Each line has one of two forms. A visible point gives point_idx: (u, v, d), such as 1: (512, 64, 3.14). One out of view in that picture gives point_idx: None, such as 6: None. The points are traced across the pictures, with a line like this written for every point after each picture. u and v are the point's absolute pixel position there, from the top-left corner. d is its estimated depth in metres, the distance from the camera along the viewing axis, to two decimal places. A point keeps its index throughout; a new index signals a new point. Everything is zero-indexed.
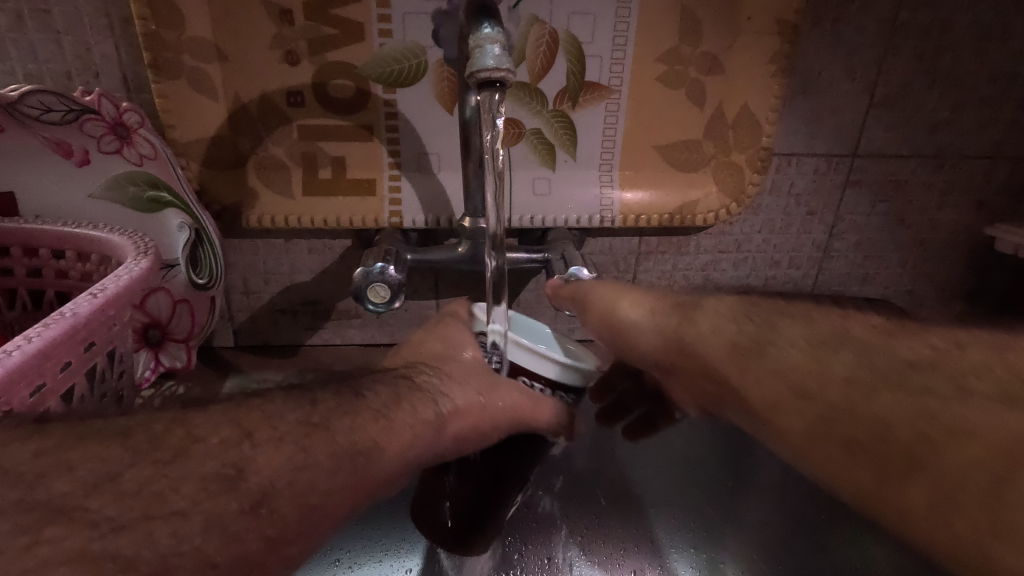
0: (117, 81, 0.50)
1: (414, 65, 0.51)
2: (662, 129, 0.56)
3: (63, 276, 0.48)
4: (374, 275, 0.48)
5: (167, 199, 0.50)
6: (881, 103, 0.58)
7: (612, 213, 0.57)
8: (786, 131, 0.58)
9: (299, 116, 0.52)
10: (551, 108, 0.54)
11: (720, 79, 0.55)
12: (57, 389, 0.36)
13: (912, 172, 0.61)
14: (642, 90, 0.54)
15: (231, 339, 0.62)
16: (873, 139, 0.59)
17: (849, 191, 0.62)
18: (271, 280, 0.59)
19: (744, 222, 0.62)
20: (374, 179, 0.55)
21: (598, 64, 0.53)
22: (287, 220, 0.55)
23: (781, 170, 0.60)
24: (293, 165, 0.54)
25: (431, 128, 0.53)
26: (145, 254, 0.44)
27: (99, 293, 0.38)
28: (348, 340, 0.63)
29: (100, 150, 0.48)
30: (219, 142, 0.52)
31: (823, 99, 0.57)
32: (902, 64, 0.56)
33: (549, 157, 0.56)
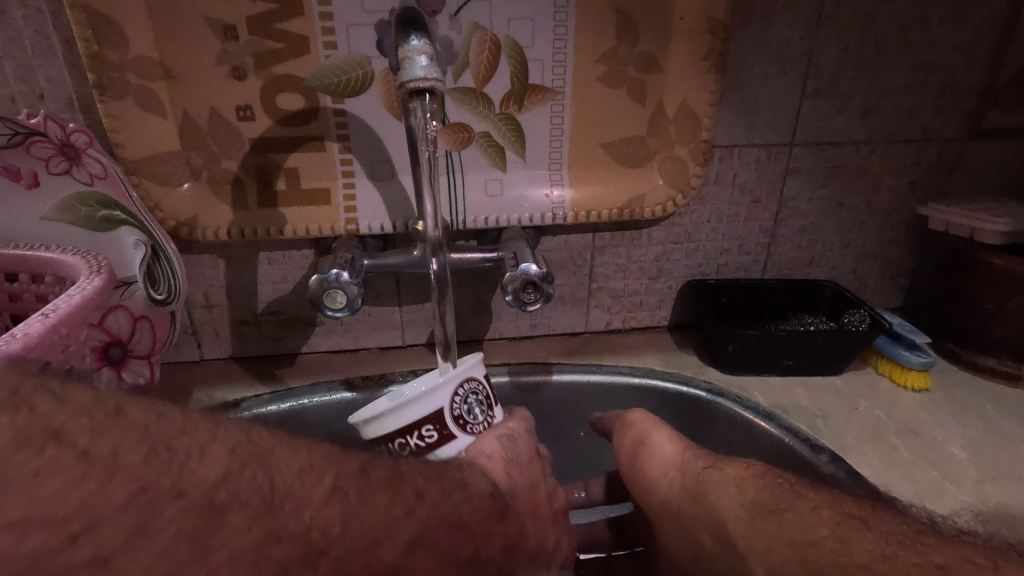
0: (62, 102, 0.50)
1: (361, 75, 0.52)
2: (606, 128, 0.58)
3: (15, 299, 0.48)
4: (330, 281, 0.49)
5: (121, 217, 0.51)
6: (813, 94, 0.61)
7: (564, 210, 0.59)
8: (726, 124, 0.60)
9: (249, 129, 0.53)
10: (499, 111, 0.56)
11: (659, 77, 0.57)
12: None
13: (848, 158, 0.64)
14: (585, 91, 0.56)
15: (196, 353, 0.62)
16: (808, 128, 0.62)
17: (790, 178, 0.64)
18: (233, 292, 0.60)
19: (693, 213, 0.64)
20: (328, 188, 0.56)
21: (541, 67, 0.55)
22: (243, 232, 0.55)
23: (724, 161, 0.62)
24: (249, 179, 0.55)
25: (383, 135, 0.55)
26: (99, 272, 0.45)
27: (52, 313, 0.39)
28: (313, 346, 0.64)
29: (50, 172, 0.48)
30: (171, 158, 0.53)
31: (759, 91, 0.59)
32: (830, 55, 0.59)
33: (499, 159, 0.58)
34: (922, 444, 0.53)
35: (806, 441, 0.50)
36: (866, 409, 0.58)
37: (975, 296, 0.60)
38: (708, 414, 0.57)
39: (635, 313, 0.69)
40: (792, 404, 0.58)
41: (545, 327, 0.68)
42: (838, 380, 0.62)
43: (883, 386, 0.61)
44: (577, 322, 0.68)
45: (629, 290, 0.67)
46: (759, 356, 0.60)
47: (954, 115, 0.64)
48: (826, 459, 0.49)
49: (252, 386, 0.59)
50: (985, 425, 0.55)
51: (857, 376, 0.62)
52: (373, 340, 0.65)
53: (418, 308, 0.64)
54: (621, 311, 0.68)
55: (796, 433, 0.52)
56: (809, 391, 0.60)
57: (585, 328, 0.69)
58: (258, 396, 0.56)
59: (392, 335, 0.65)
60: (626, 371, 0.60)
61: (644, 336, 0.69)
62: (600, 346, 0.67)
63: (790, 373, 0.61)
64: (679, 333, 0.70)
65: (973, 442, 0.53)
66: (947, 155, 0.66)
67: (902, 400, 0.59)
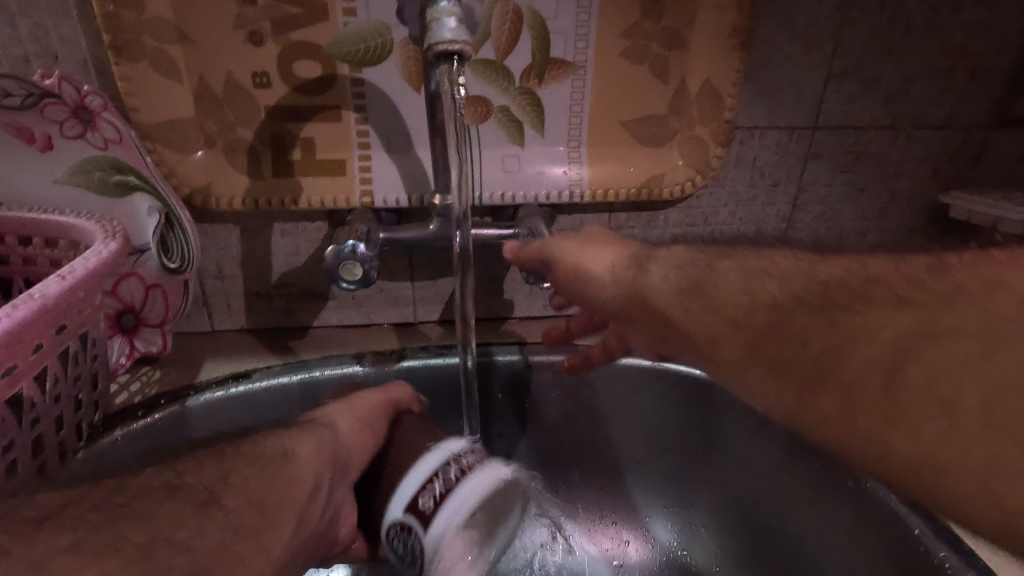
0: (77, 64, 0.49)
1: (380, 44, 0.51)
2: (626, 105, 0.57)
3: (29, 262, 0.48)
4: (345, 252, 0.48)
5: (134, 182, 0.50)
6: (838, 76, 0.59)
7: (581, 188, 0.58)
8: (748, 104, 0.59)
9: (265, 97, 0.52)
10: (518, 85, 0.55)
11: (683, 54, 0.56)
12: (29, 372, 0.36)
13: (870, 143, 0.63)
14: (607, 67, 0.55)
15: (207, 324, 0.62)
16: (832, 111, 0.61)
17: (811, 163, 0.63)
18: (245, 263, 0.59)
19: (710, 194, 0.63)
20: (344, 159, 0.55)
21: (563, 40, 0.53)
22: (257, 202, 0.55)
23: (745, 143, 0.61)
24: (264, 147, 0.54)
25: (400, 106, 0.54)
26: (114, 236, 0.44)
27: (69, 275, 0.38)
28: (324, 320, 0.64)
29: (64, 135, 0.48)
30: (186, 125, 0.52)
31: (784, 72, 0.58)
32: (858, 36, 0.58)
33: (517, 134, 0.57)
34: None
35: None
36: None
37: None
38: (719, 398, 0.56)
39: None
40: None
41: None
42: None
43: None
44: None
45: None
46: None
47: (982, 102, 0.62)
48: None
49: (263, 358, 0.59)
50: None
51: None
52: (384, 316, 0.65)
53: (430, 284, 0.64)
54: None
55: None
56: None
57: None
58: (270, 367, 0.55)
59: (404, 311, 0.65)
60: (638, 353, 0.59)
61: None
62: None
63: None
64: None
65: None
66: (971, 143, 0.64)
67: None
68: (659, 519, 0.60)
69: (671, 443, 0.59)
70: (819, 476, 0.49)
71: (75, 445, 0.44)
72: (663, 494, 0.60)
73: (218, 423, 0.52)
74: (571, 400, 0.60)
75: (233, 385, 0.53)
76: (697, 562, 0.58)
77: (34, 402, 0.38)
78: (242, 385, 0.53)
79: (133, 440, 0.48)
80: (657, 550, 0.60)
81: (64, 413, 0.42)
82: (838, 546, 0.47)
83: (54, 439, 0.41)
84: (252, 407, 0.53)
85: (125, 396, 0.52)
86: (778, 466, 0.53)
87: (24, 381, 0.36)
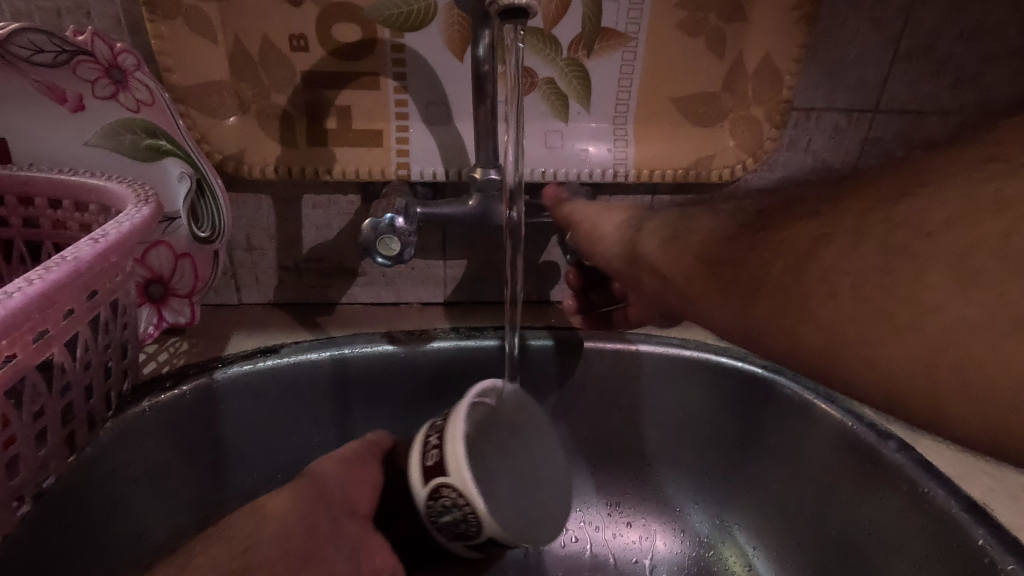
0: (110, 21, 0.47)
1: (422, 8, 0.48)
2: (679, 81, 0.54)
3: (60, 226, 0.47)
4: (382, 225, 0.46)
5: (166, 147, 0.49)
6: (906, 56, 0.55)
7: (626, 168, 0.56)
8: (807, 84, 0.56)
9: (302, 61, 0.50)
10: (566, 56, 0.52)
11: (741, 27, 0.52)
12: (61, 337, 0.35)
13: (934, 129, 0.60)
14: (661, 39, 0.52)
15: (235, 297, 0.61)
16: (896, 94, 0.57)
17: (868, 149, 0.60)
18: (274, 235, 0.58)
19: (759, 179, 0.60)
20: (381, 130, 0.53)
21: (615, 9, 0.50)
22: (290, 171, 0.53)
23: (800, 126, 0.58)
24: (299, 115, 0.52)
25: (441, 75, 0.51)
26: (147, 201, 0.42)
27: (101, 238, 0.37)
28: (353, 297, 0.62)
29: (95, 96, 0.46)
30: (219, 88, 0.50)
31: (848, 49, 0.55)
32: (932, 12, 0.54)
33: (562, 107, 0.54)
34: None
35: (873, 428, 0.48)
36: None
37: None
38: (764, 394, 0.54)
39: None
40: None
41: None
42: None
43: None
44: None
45: None
46: None
47: None
48: (894, 447, 0.46)
49: (291, 333, 0.57)
50: None
51: None
52: (414, 295, 0.63)
53: (463, 264, 0.62)
54: None
55: (862, 419, 0.49)
56: None
57: None
58: (297, 343, 0.54)
59: (434, 291, 0.63)
60: (677, 343, 0.57)
61: None
62: None
63: None
64: None
65: None
66: None
67: None
68: (693, 513, 0.58)
69: (709, 437, 0.57)
70: (870, 477, 0.47)
71: (104, 416, 0.43)
72: (698, 489, 0.59)
73: (245, 399, 0.51)
74: (605, 389, 0.58)
75: (261, 359, 0.51)
76: (729, 562, 0.56)
77: (65, 367, 0.36)
78: (270, 359, 0.51)
79: (161, 412, 0.47)
80: (685, 548, 0.58)
81: (93, 381, 0.41)
82: (888, 546, 0.45)
83: (83, 408, 0.40)
84: (280, 384, 0.52)
85: (152, 366, 0.51)
86: (825, 466, 0.50)
87: (55, 347, 0.35)
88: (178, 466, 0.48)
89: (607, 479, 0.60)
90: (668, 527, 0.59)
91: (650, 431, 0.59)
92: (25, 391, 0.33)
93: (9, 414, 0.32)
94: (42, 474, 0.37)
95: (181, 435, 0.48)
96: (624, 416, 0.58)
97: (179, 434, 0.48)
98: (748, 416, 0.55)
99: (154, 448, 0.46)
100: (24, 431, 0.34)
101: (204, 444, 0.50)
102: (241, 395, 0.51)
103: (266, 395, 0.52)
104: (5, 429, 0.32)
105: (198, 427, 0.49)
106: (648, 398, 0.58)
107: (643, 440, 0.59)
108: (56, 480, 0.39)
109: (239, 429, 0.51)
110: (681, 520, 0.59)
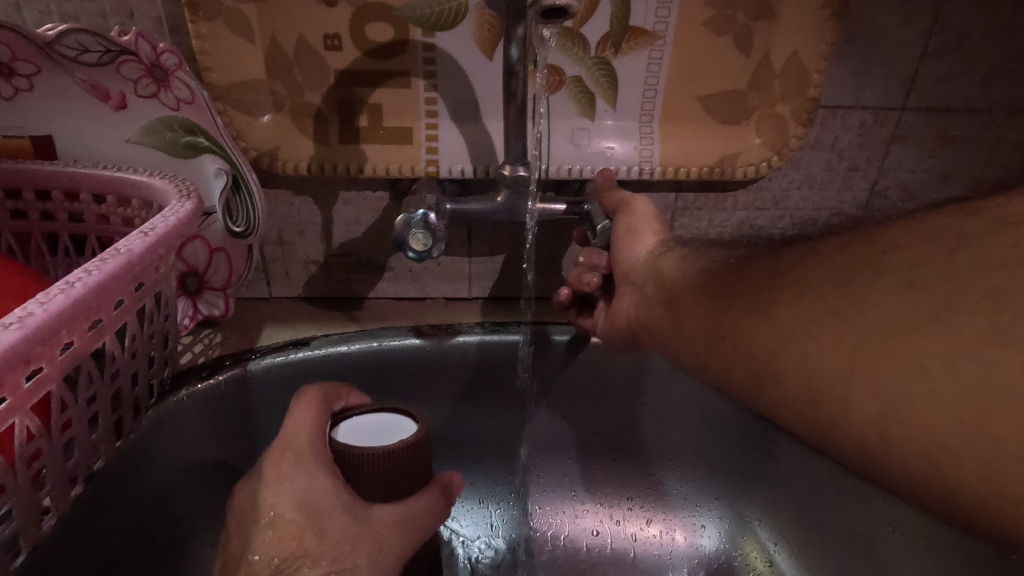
0: (152, 22, 0.49)
1: (454, 7, 0.49)
2: (706, 79, 0.54)
3: (103, 220, 0.48)
4: (415, 221, 0.47)
5: (204, 144, 0.50)
6: (935, 54, 0.55)
7: (651, 165, 0.56)
8: (834, 82, 0.56)
9: (335, 60, 0.51)
10: (593, 55, 0.53)
11: (769, 25, 0.53)
12: (112, 326, 0.36)
13: (962, 127, 0.59)
14: (689, 37, 0.52)
15: (266, 290, 0.62)
16: (924, 92, 0.57)
17: (895, 147, 0.60)
18: (305, 231, 0.59)
19: (785, 177, 0.60)
20: (411, 128, 0.54)
21: (643, 7, 0.51)
22: (322, 167, 0.54)
23: (826, 124, 0.58)
24: (331, 113, 0.53)
25: (471, 73, 0.52)
26: (189, 196, 0.44)
27: (150, 232, 0.38)
28: (379, 292, 0.63)
29: (137, 94, 0.48)
30: (255, 87, 0.51)
31: (876, 47, 0.55)
32: (962, 10, 0.53)
33: (588, 106, 0.55)
34: None
35: None
36: None
37: None
38: None
39: None
40: None
41: None
42: None
43: None
44: None
45: None
46: None
47: None
48: None
49: (321, 326, 0.59)
50: None
51: None
52: (440, 290, 0.64)
53: (488, 260, 0.63)
54: None
55: None
56: None
57: None
58: (326, 336, 0.55)
59: (459, 287, 0.64)
60: None
61: None
62: None
63: None
64: None
65: None
66: None
67: None
68: (713, 509, 0.59)
69: (730, 434, 0.58)
70: None
71: (146, 403, 0.45)
72: (718, 485, 0.59)
73: (276, 390, 0.52)
74: (626, 385, 0.58)
75: (293, 351, 0.53)
76: (750, 558, 0.57)
77: (114, 355, 0.38)
78: (302, 351, 0.53)
79: (198, 401, 0.48)
80: (703, 543, 0.58)
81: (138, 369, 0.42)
82: None
83: (129, 395, 0.42)
84: (310, 375, 0.53)
85: (189, 357, 0.53)
86: None
87: (106, 335, 0.36)
88: (213, 454, 0.50)
89: (627, 475, 0.60)
90: (687, 523, 0.59)
91: (670, 428, 0.59)
92: (80, 377, 0.35)
93: (67, 398, 0.34)
94: (91, 458, 0.39)
95: (216, 424, 0.49)
96: (644, 413, 0.59)
97: (215, 423, 0.49)
98: (760, 417, 0.56)
99: (191, 435, 0.48)
100: (79, 415, 0.35)
101: (237, 434, 0.51)
102: (272, 387, 0.52)
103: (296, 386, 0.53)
104: (62, 412, 0.34)
105: (232, 417, 0.50)
106: (670, 395, 0.58)
107: (664, 436, 0.59)
108: (104, 463, 0.40)
109: (270, 419, 0.53)
110: (700, 515, 0.59)
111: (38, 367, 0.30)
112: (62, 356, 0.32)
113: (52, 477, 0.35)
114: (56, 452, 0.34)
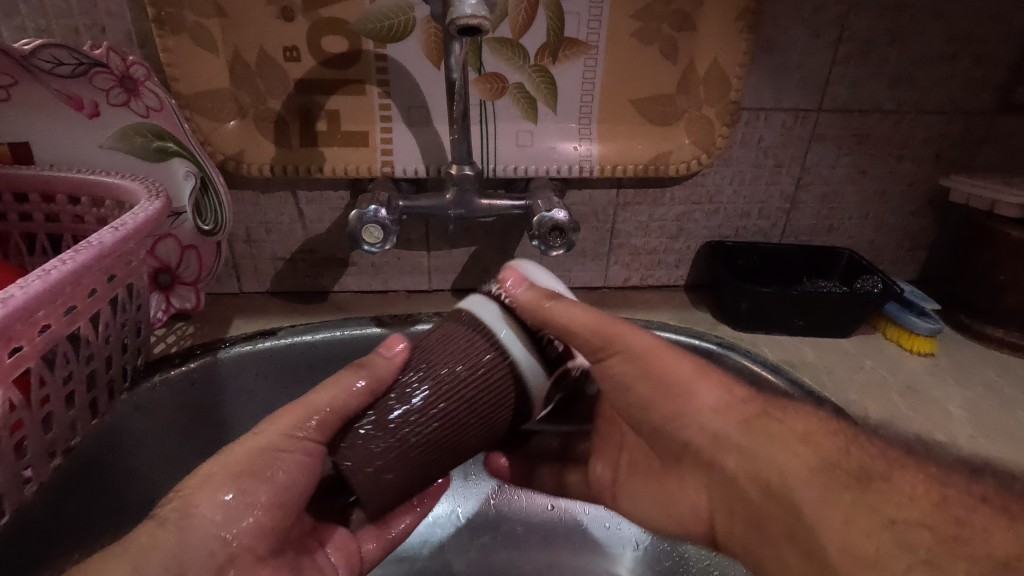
0: (122, 36, 0.53)
1: (403, 21, 0.54)
2: (637, 84, 0.60)
3: (78, 220, 0.52)
4: (368, 216, 0.52)
5: (173, 149, 0.54)
6: (844, 60, 0.61)
7: (590, 164, 0.61)
8: (755, 86, 0.61)
9: (295, 70, 0.55)
10: (533, 63, 0.57)
11: (691, 35, 0.58)
12: (86, 312, 0.40)
13: (874, 126, 0.65)
14: (620, 47, 0.58)
15: (236, 286, 0.66)
16: (837, 94, 0.63)
17: (815, 144, 0.66)
18: (271, 229, 0.63)
19: (716, 173, 0.66)
20: (367, 132, 0.58)
21: (576, 20, 0.56)
22: (285, 169, 0.58)
23: (751, 124, 0.63)
24: (292, 119, 0.57)
25: (421, 81, 0.57)
26: (158, 196, 0.48)
27: (121, 227, 0.42)
28: (344, 286, 0.68)
29: (110, 103, 0.52)
30: (220, 95, 0.56)
31: (790, 54, 0.60)
32: (865, 20, 0.59)
33: (531, 110, 0.60)
34: (923, 404, 0.55)
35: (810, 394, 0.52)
36: (870, 367, 0.60)
37: (989, 266, 0.61)
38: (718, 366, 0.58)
39: (653, 271, 0.71)
40: (799, 361, 0.60)
41: (566, 279, 0.71)
42: (845, 341, 0.64)
43: (890, 348, 0.63)
44: (597, 276, 0.71)
45: (649, 247, 0.69)
46: (771, 313, 0.62)
47: (986, 88, 0.64)
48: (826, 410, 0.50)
49: (287, 317, 0.63)
50: (983, 388, 0.58)
51: (865, 339, 0.65)
52: (401, 283, 0.69)
53: (446, 254, 0.67)
54: (639, 268, 0.71)
55: (801, 386, 0.53)
56: (817, 350, 0.62)
57: (604, 283, 0.72)
58: (291, 326, 0.59)
59: (420, 280, 0.68)
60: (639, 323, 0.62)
61: (663, 292, 0.72)
62: (619, 300, 0.70)
63: (801, 334, 0.63)
64: (696, 293, 0.72)
65: (971, 403, 0.56)
66: (974, 128, 0.66)
67: (908, 364, 0.61)
68: None
69: None
70: None
71: (121, 386, 0.49)
72: None
73: (242, 377, 0.56)
74: None
75: (259, 340, 0.57)
76: None
77: (89, 339, 0.42)
78: (268, 340, 0.57)
79: (168, 386, 0.52)
80: None
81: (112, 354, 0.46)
82: None
83: (104, 378, 0.46)
84: (275, 362, 0.57)
85: (162, 347, 0.56)
86: None
87: (81, 320, 0.40)
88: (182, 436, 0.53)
89: None
90: None
91: None
92: (57, 357, 0.39)
93: (45, 375, 0.38)
94: (70, 433, 0.43)
95: (184, 408, 0.53)
96: None
97: (184, 406, 0.53)
98: None
99: (161, 418, 0.52)
100: (56, 392, 0.39)
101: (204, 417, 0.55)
102: (239, 373, 0.56)
103: (262, 373, 0.57)
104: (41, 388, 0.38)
105: (200, 401, 0.54)
106: None
107: None
108: (81, 439, 0.44)
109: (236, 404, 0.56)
110: None
111: (19, 345, 0.34)
112: (40, 337, 0.36)
113: (32, 448, 0.39)
114: (36, 425, 0.38)
